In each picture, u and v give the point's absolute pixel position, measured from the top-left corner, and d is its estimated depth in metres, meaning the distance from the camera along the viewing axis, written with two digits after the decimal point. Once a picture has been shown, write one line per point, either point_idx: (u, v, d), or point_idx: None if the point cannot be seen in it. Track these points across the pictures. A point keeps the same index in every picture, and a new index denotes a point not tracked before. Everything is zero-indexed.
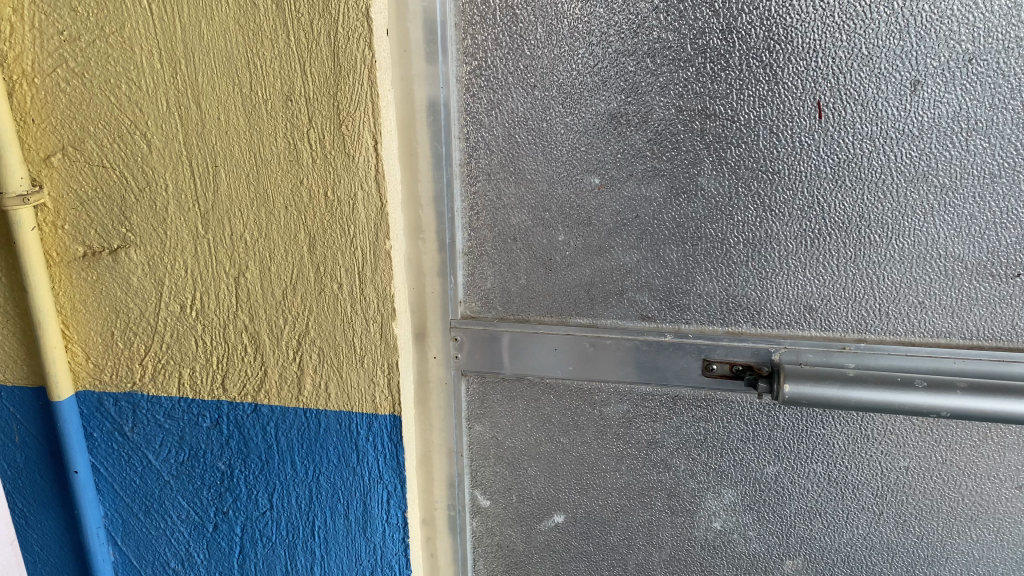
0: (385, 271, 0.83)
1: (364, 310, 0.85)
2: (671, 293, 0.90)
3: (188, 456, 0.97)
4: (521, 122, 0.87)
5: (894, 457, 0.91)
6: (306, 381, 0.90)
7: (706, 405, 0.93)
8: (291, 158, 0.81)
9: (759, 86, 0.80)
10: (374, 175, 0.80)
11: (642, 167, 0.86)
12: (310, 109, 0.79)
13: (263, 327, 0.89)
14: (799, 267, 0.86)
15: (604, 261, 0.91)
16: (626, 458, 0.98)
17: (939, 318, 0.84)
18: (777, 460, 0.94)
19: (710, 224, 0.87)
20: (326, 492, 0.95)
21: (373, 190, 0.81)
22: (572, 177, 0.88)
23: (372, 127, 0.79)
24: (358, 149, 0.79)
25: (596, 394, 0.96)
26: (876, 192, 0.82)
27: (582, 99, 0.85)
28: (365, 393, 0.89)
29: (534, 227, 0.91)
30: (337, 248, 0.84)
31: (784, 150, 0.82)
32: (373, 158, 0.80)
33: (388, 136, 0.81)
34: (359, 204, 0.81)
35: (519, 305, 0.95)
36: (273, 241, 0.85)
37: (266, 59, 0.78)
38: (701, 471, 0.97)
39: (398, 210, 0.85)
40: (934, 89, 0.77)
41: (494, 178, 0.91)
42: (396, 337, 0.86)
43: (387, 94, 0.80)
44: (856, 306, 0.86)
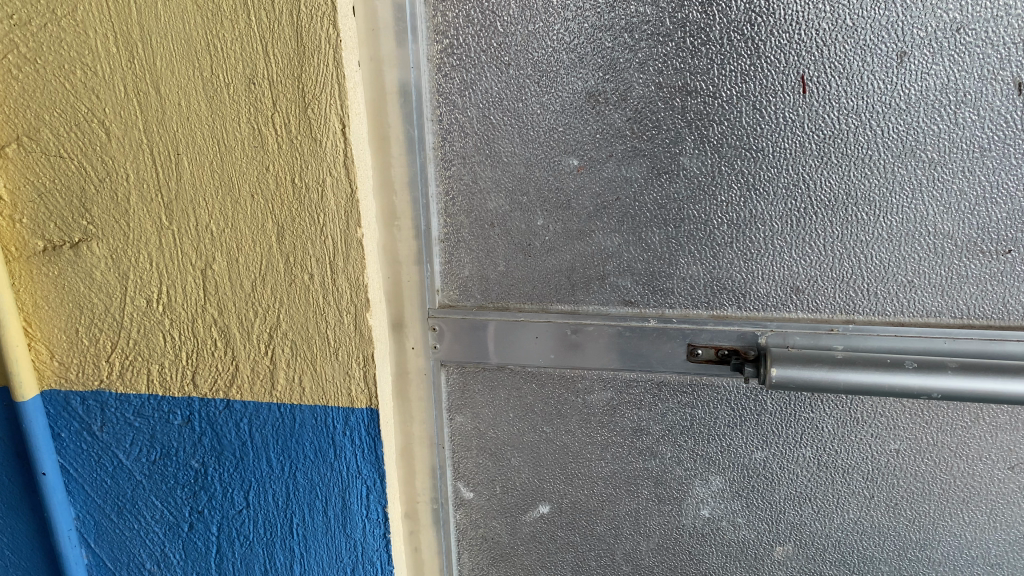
0: (357, 260, 0.80)
1: (337, 301, 0.82)
2: (654, 277, 0.88)
3: (160, 455, 0.94)
4: (496, 102, 0.84)
5: (884, 440, 0.90)
6: (278, 375, 0.87)
7: (692, 390, 0.91)
8: (256, 144, 0.78)
9: (741, 60, 0.78)
10: (343, 160, 0.77)
11: (622, 147, 0.83)
12: (274, 92, 0.76)
13: (232, 321, 0.86)
14: (784, 248, 0.84)
15: (585, 245, 0.88)
16: (611, 446, 0.96)
17: (929, 297, 0.83)
18: (766, 446, 0.92)
19: (692, 205, 0.84)
20: (303, 489, 0.92)
21: (342, 177, 0.78)
22: (550, 159, 0.85)
23: (340, 110, 0.76)
24: (325, 133, 0.77)
25: (579, 381, 0.93)
26: (863, 168, 0.79)
27: (559, 77, 0.82)
28: (340, 386, 0.86)
29: (511, 211, 0.88)
30: (306, 237, 0.81)
31: (767, 126, 0.80)
32: (342, 142, 0.77)
33: (356, 119, 0.78)
34: (329, 191, 0.78)
35: (498, 293, 0.92)
36: (240, 231, 0.82)
37: (227, 41, 0.75)
38: (688, 458, 0.95)
39: (369, 196, 0.82)
40: (920, 60, 0.75)
41: (469, 161, 0.87)
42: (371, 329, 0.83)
43: (354, 76, 0.77)
44: (843, 286, 0.84)
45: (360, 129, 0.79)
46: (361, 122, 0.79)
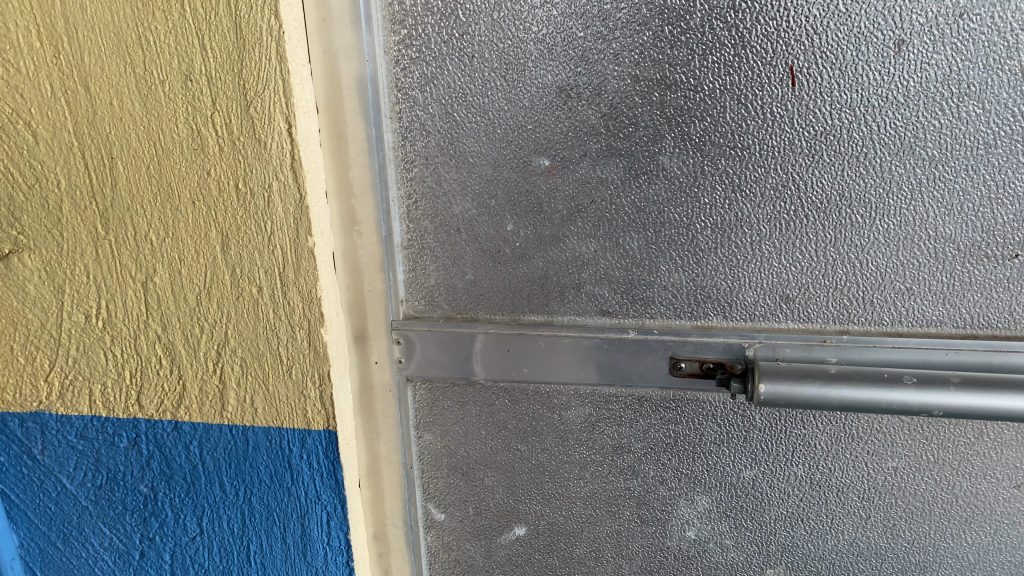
0: (309, 271, 0.74)
1: (288, 316, 0.76)
2: (633, 286, 0.81)
3: (106, 479, 0.87)
4: (458, 97, 0.77)
5: (882, 457, 0.84)
6: (228, 396, 0.81)
7: (676, 406, 0.85)
8: (195, 146, 0.72)
9: (724, 51, 0.71)
10: (290, 163, 0.71)
11: (597, 145, 0.77)
12: (213, 90, 0.69)
13: (177, 337, 0.80)
14: (772, 253, 0.78)
15: (559, 251, 0.81)
16: (590, 465, 0.89)
17: (928, 305, 0.77)
18: (755, 464, 0.86)
19: (673, 208, 0.78)
20: (260, 515, 0.86)
21: (290, 182, 0.71)
22: (519, 159, 0.78)
23: (285, 107, 0.69)
24: (270, 134, 0.70)
25: (555, 397, 0.87)
26: (858, 167, 0.73)
27: (527, 71, 0.75)
28: (294, 407, 0.80)
29: (478, 216, 0.81)
30: (252, 247, 0.74)
31: (753, 123, 0.73)
32: (288, 143, 0.70)
33: (303, 118, 0.71)
34: (274, 196, 0.72)
35: (466, 303, 0.86)
36: (183, 242, 0.75)
37: (160, 34, 0.68)
38: (672, 478, 0.88)
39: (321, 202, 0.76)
40: (920, 49, 0.68)
41: (432, 162, 0.80)
42: (326, 345, 0.77)
43: (301, 70, 0.70)
44: (837, 294, 0.78)
45: (309, 129, 0.73)
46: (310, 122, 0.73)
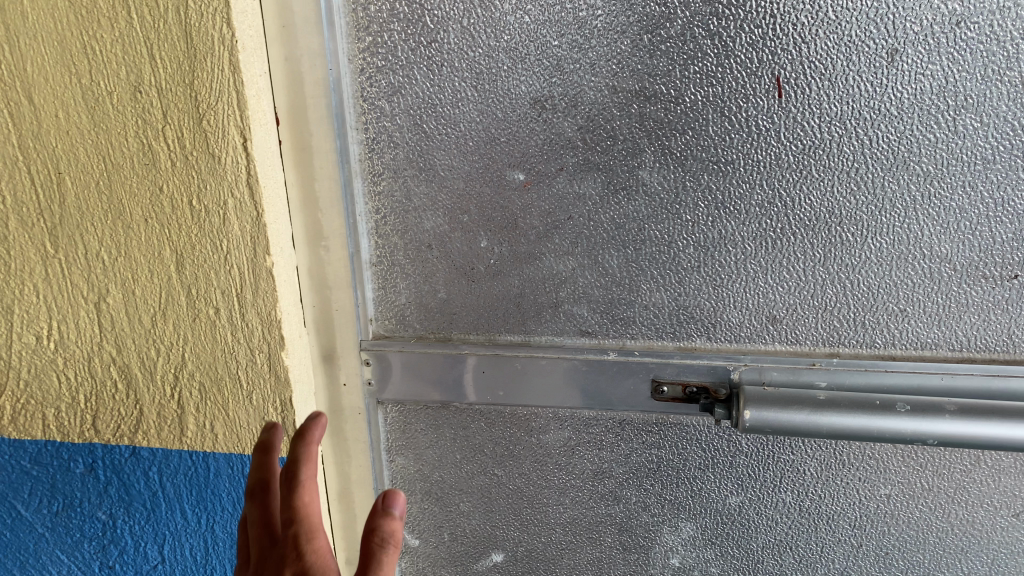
0: (267, 293, 0.71)
1: (247, 340, 0.73)
2: (613, 306, 0.77)
3: (63, 506, 0.83)
4: (427, 107, 0.73)
5: (873, 484, 0.80)
6: (188, 420, 0.77)
7: (659, 430, 0.81)
8: (146, 161, 0.68)
9: (707, 60, 0.67)
10: (246, 180, 0.67)
11: (574, 159, 0.73)
12: (164, 103, 0.65)
13: (133, 360, 0.76)
14: (759, 272, 0.74)
15: (535, 270, 0.77)
16: (570, 490, 0.86)
17: (923, 327, 0.73)
18: (741, 490, 0.83)
19: (654, 225, 0.74)
20: (223, 543, 0.83)
21: (245, 200, 0.68)
22: (492, 173, 0.74)
23: (239, 120, 0.65)
24: (224, 148, 0.66)
25: (532, 420, 0.83)
26: (849, 182, 0.69)
27: (500, 80, 0.71)
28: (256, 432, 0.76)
29: (450, 232, 0.77)
30: (208, 266, 0.70)
31: (738, 136, 0.69)
32: (243, 158, 0.67)
33: (261, 131, 0.68)
34: (229, 213, 0.68)
35: (439, 322, 0.82)
36: (136, 261, 0.71)
37: (106, 43, 0.64)
38: (655, 504, 0.85)
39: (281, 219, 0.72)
40: (914, 59, 0.64)
41: (401, 176, 0.76)
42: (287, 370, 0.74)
43: (257, 81, 0.66)
44: (826, 315, 0.74)
45: (267, 143, 0.69)
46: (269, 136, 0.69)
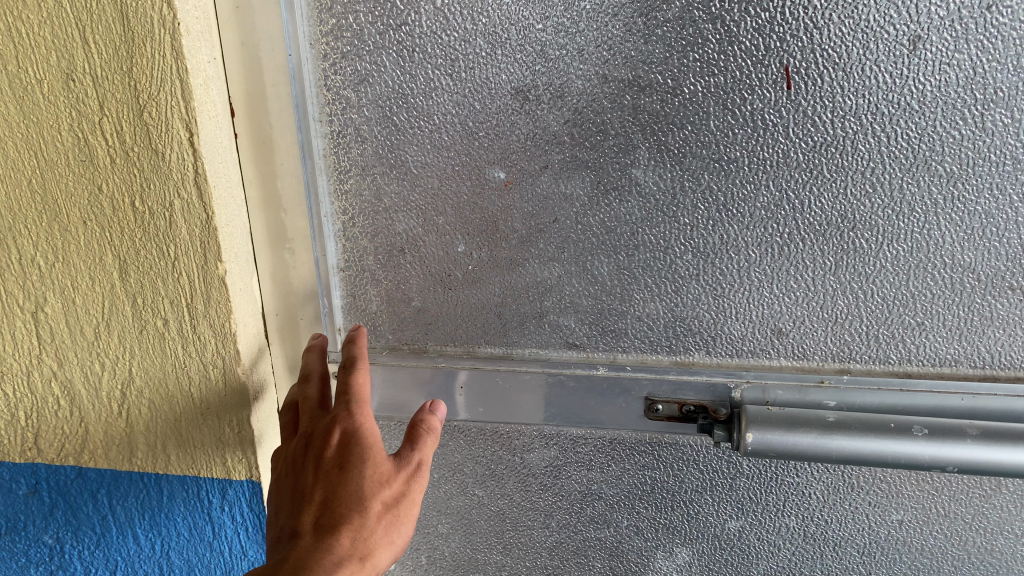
0: (220, 303, 0.64)
1: (199, 354, 0.66)
2: (603, 316, 0.71)
3: (6, 529, 0.77)
4: (398, 98, 0.66)
5: (886, 510, 0.74)
6: (138, 441, 0.71)
7: (652, 450, 0.75)
8: (83, 158, 0.60)
9: (708, 46, 0.60)
10: (193, 177, 0.59)
11: (560, 156, 0.66)
12: (100, 92, 0.57)
13: (75, 374, 0.68)
14: (763, 281, 0.67)
15: (518, 277, 0.71)
16: (556, 513, 0.80)
17: (942, 341, 0.67)
18: (740, 515, 0.76)
19: (648, 229, 0.67)
20: (180, 569, 0.78)
21: (194, 202, 0.60)
22: (471, 171, 0.68)
23: (184, 112, 0.57)
24: (167, 143, 0.58)
25: (516, 438, 0.77)
26: (863, 184, 0.63)
27: (478, 69, 0.64)
28: (213, 451, 0.71)
29: (425, 235, 0.71)
30: (154, 274, 0.63)
31: (742, 132, 0.63)
32: (190, 155, 0.59)
33: (209, 123, 0.59)
34: (177, 215, 0.61)
35: (414, 332, 0.75)
36: (75, 268, 0.64)
37: (32, 25, 0.55)
38: (648, 528, 0.79)
39: (235, 220, 0.65)
40: (939, 47, 0.57)
41: (370, 173, 0.69)
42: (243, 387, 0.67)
43: (204, 67, 0.58)
44: (836, 328, 0.68)
45: (217, 135, 0.61)
46: (219, 127, 0.61)
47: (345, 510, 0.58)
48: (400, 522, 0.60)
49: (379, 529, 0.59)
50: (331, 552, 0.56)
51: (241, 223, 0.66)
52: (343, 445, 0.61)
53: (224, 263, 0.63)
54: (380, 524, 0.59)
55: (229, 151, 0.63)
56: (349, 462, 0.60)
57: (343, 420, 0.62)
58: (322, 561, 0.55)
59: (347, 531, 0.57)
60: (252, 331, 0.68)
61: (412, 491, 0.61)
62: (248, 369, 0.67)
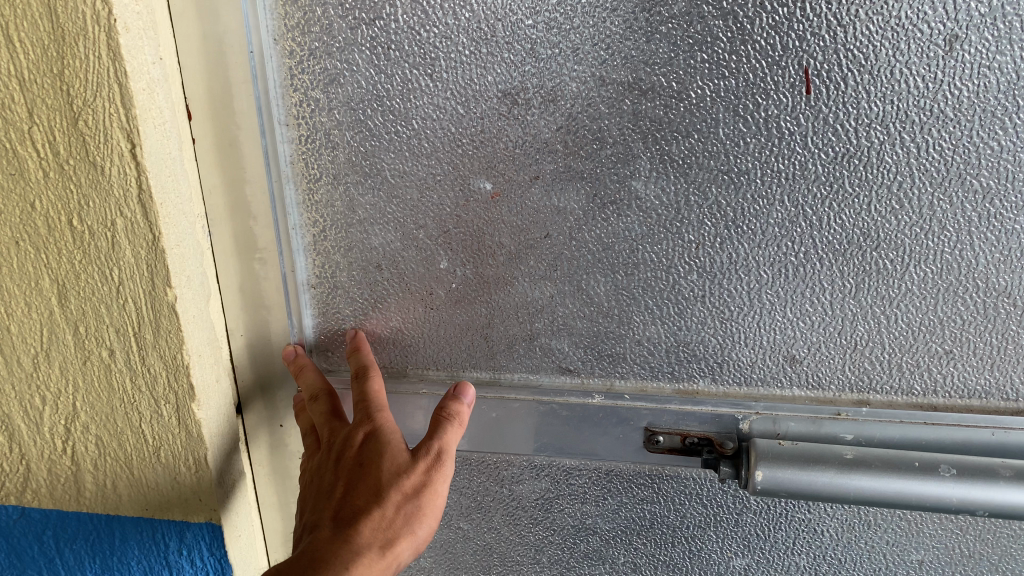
0: (171, 334, 0.58)
1: (150, 387, 0.60)
2: (599, 340, 0.65)
3: None
4: (372, 101, 0.59)
5: (905, 549, 0.68)
6: (85, 479, 0.65)
7: (652, 483, 0.69)
8: (11, 172, 0.52)
9: (717, 46, 0.54)
10: (137, 193, 0.52)
11: (552, 165, 0.59)
12: (26, 99, 0.49)
13: (13, 409, 0.62)
14: (775, 304, 0.61)
15: (506, 297, 0.64)
16: (548, 547, 0.74)
17: (971, 370, 0.61)
18: (746, 552, 0.71)
19: (650, 246, 0.61)
20: None
21: (138, 220, 0.53)
22: (454, 181, 0.61)
23: (124, 121, 0.50)
24: (107, 155, 0.51)
25: (504, 468, 0.71)
26: (889, 199, 0.56)
27: (461, 69, 0.57)
28: (170, 493, 0.65)
29: (404, 250, 0.64)
30: (97, 299, 0.57)
31: (754, 140, 0.56)
32: (132, 169, 0.51)
33: (155, 131, 0.52)
34: (121, 236, 0.54)
35: (393, 354, 0.69)
36: (9, 292, 0.57)
37: None
38: (646, 564, 0.73)
39: (188, 239, 0.58)
40: (979, 48, 0.51)
41: (342, 182, 0.63)
42: (201, 425, 0.61)
43: (148, 70, 0.51)
44: (855, 355, 0.62)
45: (163, 145, 0.54)
46: (167, 136, 0.54)
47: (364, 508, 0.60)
48: (420, 513, 0.61)
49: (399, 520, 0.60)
50: (349, 544, 0.58)
51: (197, 242, 0.60)
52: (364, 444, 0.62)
53: (174, 289, 0.56)
54: (400, 515, 0.60)
55: (179, 160, 0.56)
56: (369, 461, 0.61)
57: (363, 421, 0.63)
58: (339, 554, 0.57)
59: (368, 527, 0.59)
60: (207, 361, 0.62)
61: (434, 481, 0.61)
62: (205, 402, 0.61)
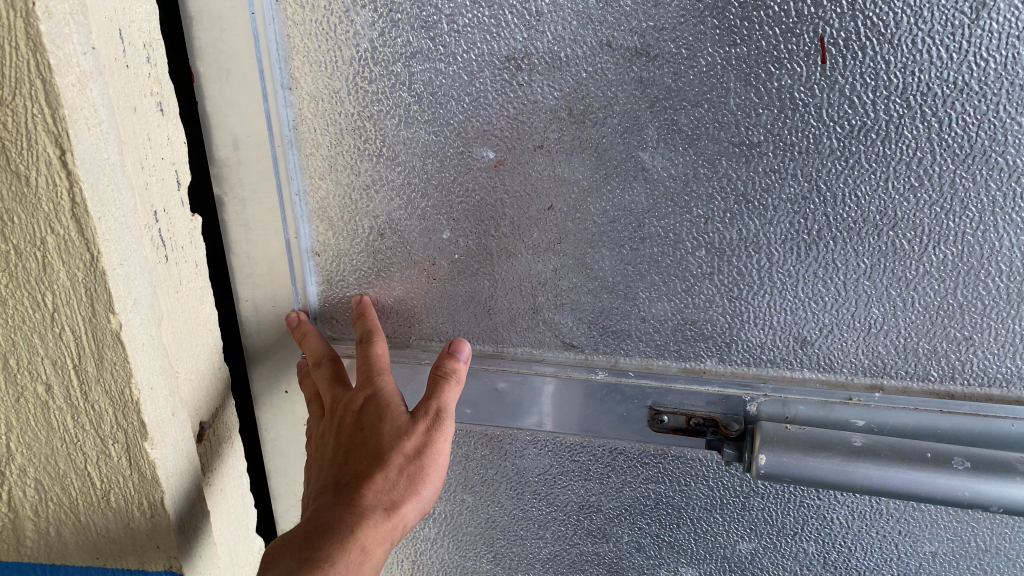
0: (113, 370, 0.50)
1: (96, 425, 0.53)
2: (604, 315, 0.63)
3: None
4: (374, 65, 0.58)
5: (917, 540, 0.65)
6: (26, 525, 0.59)
7: (657, 463, 0.67)
8: None
9: (728, 11, 0.51)
10: (70, 207, 0.43)
11: (557, 134, 0.58)
12: None
13: None
14: (787, 284, 0.59)
15: (510, 269, 0.63)
16: (551, 523, 0.73)
17: (993, 357, 0.58)
18: (753, 536, 0.69)
19: (656, 220, 0.59)
20: None
21: (72, 239, 0.44)
22: (457, 148, 0.60)
23: (50, 123, 0.41)
24: (32, 163, 0.42)
25: (507, 442, 0.70)
26: (907, 175, 0.53)
27: (463, 33, 0.56)
28: (122, 539, 0.59)
29: (408, 219, 0.63)
30: (31, 331, 0.49)
31: (766, 111, 0.54)
32: (62, 179, 0.42)
33: (87, 135, 0.43)
34: (53, 254, 0.45)
35: (398, 324, 0.69)
36: None
37: None
38: (650, 544, 0.72)
39: (134, 256, 0.49)
40: (1009, 16, 0.48)
41: (345, 148, 0.62)
42: (155, 466, 0.54)
43: (78, 60, 0.41)
44: (870, 338, 0.59)
45: (101, 149, 0.44)
46: (103, 139, 0.44)
47: (367, 472, 0.60)
48: (422, 473, 0.61)
49: (402, 482, 0.60)
50: (353, 508, 0.58)
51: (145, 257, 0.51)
52: (364, 409, 0.62)
53: (116, 316, 0.47)
54: (402, 477, 0.60)
55: (121, 166, 0.46)
56: (368, 426, 0.61)
57: (363, 386, 0.63)
58: (344, 519, 0.57)
59: (370, 491, 0.59)
60: (162, 393, 0.54)
61: (435, 441, 0.61)
62: (161, 441, 0.54)
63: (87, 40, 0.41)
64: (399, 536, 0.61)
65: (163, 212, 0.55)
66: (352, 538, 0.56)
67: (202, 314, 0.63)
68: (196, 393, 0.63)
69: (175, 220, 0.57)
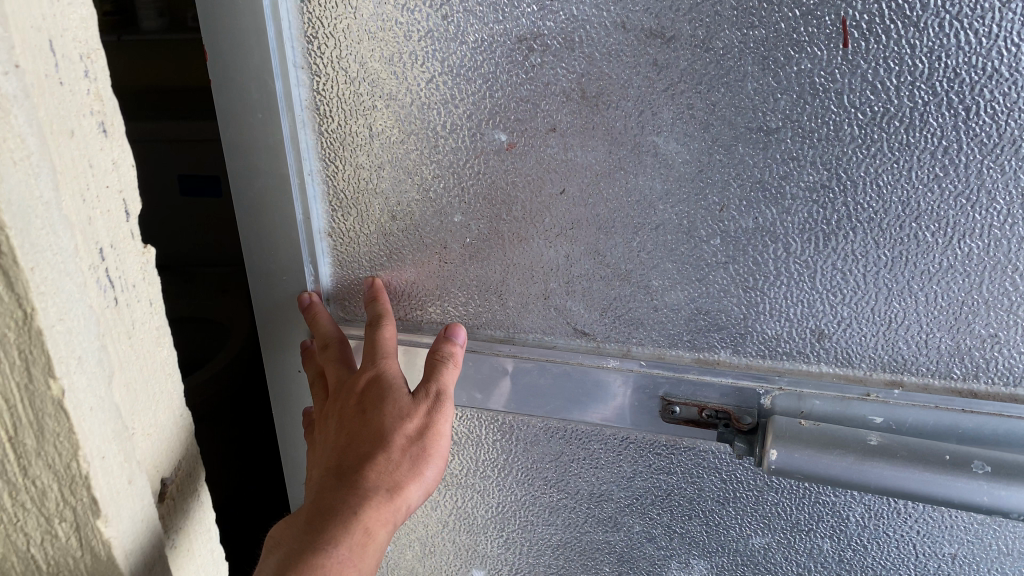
0: (54, 444, 0.44)
1: (40, 501, 0.47)
2: (617, 303, 0.62)
3: None
4: (386, 44, 0.57)
5: (935, 541, 0.64)
6: None
7: (668, 454, 0.66)
8: None
9: None
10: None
11: (569, 117, 0.56)
12: None
13: None
14: (805, 275, 0.57)
15: (522, 253, 0.62)
16: (562, 510, 0.73)
17: (1019, 356, 0.56)
18: (766, 531, 0.68)
19: (670, 206, 0.57)
20: None
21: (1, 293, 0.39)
22: (469, 130, 0.59)
23: None
24: None
25: (518, 427, 0.70)
26: (932, 165, 0.51)
27: (476, 12, 0.55)
28: None
29: (420, 202, 0.63)
30: None
31: (785, 96, 0.52)
32: None
33: (12, 171, 0.37)
34: None
35: (410, 307, 0.68)
36: None
37: None
38: (661, 535, 0.71)
39: (77, 308, 0.43)
40: None
41: (358, 128, 0.61)
42: (109, 546, 0.48)
43: None
44: (890, 333, 0.57)
45: (29, 187, 0.38)
46: (31, 174, 0.38)
47: (371, 454, 0.60)
48: (425, 455, 0.61)
49: (405, 464, 0.61)
50: (357, 490, 0.58)
51: (94, 307, 0.45)
52: (368, 391, 0.62)
53: (58, 381, 0.42)
54: (405, 458, 0.61)
55: (57, 203, 0.41)
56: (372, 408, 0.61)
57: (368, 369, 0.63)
58: (348, 500, 0.57)
59: (373, 472, 0.59)
60: (116, 460, 0.48)
61: (437, 422, 0.62)
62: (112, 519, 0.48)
63: (8, 56, 0.36)
64: (402, 519, 0.61)
65: (110, 247, 0.47)
66: (355, 519, 0.56)
67: (162, 354, 0.54)
68: (158, 447, 0.54)
69: (125, 255, 0.48)
